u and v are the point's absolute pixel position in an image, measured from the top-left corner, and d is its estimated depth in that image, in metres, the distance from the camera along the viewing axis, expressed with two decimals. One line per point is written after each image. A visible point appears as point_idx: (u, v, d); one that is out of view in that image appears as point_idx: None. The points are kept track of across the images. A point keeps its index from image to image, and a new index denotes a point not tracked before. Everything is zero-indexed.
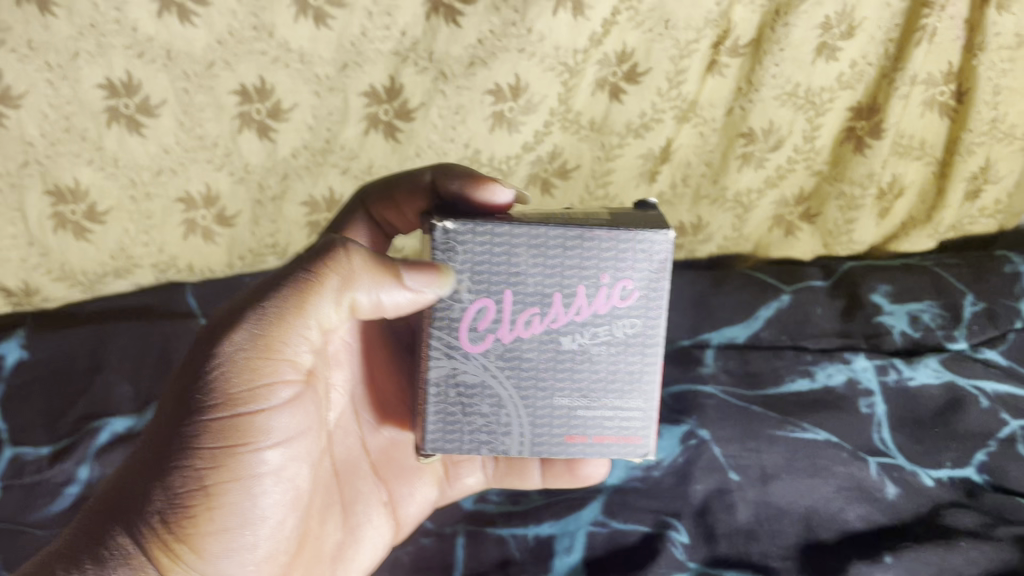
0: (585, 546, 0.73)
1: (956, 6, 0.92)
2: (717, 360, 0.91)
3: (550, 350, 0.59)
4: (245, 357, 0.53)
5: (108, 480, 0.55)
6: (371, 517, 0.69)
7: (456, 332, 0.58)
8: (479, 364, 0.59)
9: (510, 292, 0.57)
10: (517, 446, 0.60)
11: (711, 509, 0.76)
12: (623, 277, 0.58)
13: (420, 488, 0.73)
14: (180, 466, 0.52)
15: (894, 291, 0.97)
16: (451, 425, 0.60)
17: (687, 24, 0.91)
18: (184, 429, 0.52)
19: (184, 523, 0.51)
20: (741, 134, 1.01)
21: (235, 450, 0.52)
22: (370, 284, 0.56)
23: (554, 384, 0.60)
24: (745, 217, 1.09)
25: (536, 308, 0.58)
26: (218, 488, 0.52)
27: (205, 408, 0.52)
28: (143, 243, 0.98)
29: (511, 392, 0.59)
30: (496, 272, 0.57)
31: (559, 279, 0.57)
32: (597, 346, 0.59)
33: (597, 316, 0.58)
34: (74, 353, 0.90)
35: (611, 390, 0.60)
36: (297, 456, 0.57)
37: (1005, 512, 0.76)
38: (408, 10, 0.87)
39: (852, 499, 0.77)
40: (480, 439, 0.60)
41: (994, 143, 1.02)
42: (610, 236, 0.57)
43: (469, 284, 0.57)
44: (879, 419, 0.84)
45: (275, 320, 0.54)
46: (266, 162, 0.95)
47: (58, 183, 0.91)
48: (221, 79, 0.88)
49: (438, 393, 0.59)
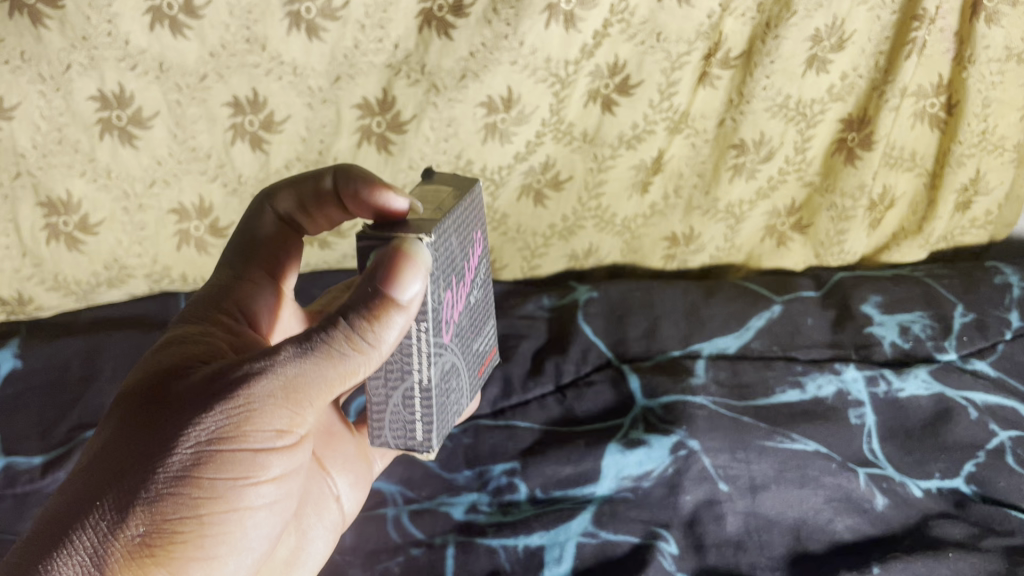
0: (574, 556, 0.74)
1: (946, 20, 0.93)
2: (707, 371, 0.90)
3: (464, 311, 0.58)
4: (270, 391, 0.50)
5: (75, 481, 0.49)
6: (322, 517, 0.69)
7: (441, 335, 0.52)
8: (447, 350, 0.55)
9: (454, 280, 0.53)
10: (463, 400, 0.60)
11: (700, 520, 0.76)
12: (481, 221, 0.59)
13: (362, 476, 0.72)
14: (180, 492, 0.48)
15: (885, 301, 0.98)
16: (440, 418, 0.56)
17: (679, 37, 0.92)
18: (190, 455, 0.48)
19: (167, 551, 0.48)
20: (732, 146, 1.01)
21: (239, 483, 0.50)
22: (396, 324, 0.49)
23: (467, 336, 0.60)
24: (737, 228, 1.10)
25: (462, 286, 0.55)
26: (212, 519, 0.49)
27: (219, 438, 0.49)
28: (136, 253, 0.99)
29: (457, 360, 0.58)
30: (450, 264, 0.52)
31: (466, 247, 0.55)
32: (476, 289, 0.60)
33: (476, 266, 0.59)
34: (69, 362, 0.91)
35: (481, 315, 0.63)
36: (284, 489, 0.54)
37: (993, 522, 0.77)
38: (401, 23, 0.87)
39: (841, 510, 0.78)
40: (449, 413, 0.58)
41: (984, 155, 1.02)
42: (474, 190, 0.56)
43: (442, 285, 0.51)
44: (869, 430, 0.84)
45: (305, 358, 0.50)
46: (259, 173, 0.95)
47: (51, 195, 0.91)
48: (214, 91, 0.88)
49: (431, 395, 0.54)
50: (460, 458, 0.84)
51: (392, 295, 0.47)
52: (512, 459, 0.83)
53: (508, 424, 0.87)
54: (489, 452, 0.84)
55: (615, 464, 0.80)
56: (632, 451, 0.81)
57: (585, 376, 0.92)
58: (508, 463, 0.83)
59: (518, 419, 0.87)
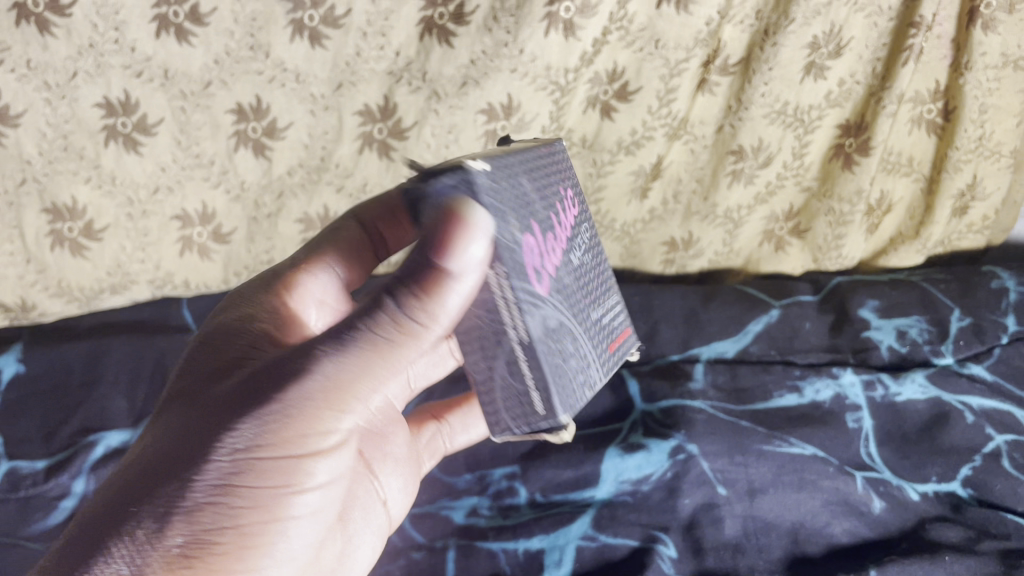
0: (574, 559, 0.74)
1: (942, 26, 0.94)
2: (706, 375, 0.91)
3: (568, 265, 0.54)
4: (316, 385, 0.48)
5: (106, 490, 0.48)
6: (362, 533, 0.64)
7: (529, 278, 0.48)
8: (554, 305, 0.50)
9: (535, 220, 0.50)
10: (595, 372, 0.54)
11: (699, 523, 0.77)
12: (568, 185, 0.58)
13: (388, 479, 0.70)
14: (216, 500, 0.46)
15: (883, 306, 0.99)
16: (563, 382, 0.49)
17: (677, 43, 0.92)
18: (231, 456, 0.47)
19: (202, 561, 0.44)
20: (731, 151, 1.02)
21: (277, 490, 0.47)
22: (445, 309, 0.48)
23: (585, 303, 0.55)
24: (736, 233, 1.11)
25: (552, 231, 0.52)
26: (250, 529, 0.46)
27: (260, 442, 0.47)
28: (139, 259, 0.99)
29: (577, 321, 0.52)
30: (518, 199, 0.49)
31: (549, 193, 0.53)
32: (582, 253, 0.57)
33: (574, 227, 0.57)
34: (72, 366, 0.92)
35: (603, 291, 0.59)
36: (329, 503, 0.51)
37: (989, 526, 0.78)
38: (402, 31, 0.88)
39: (839, 514, 0.78)
40: (579, 379, 0.52)
41: (981, 160, 1.03)
42: (547, 150, 0.57)
43: (516, 222, 0.48)
44: (866, 434, 0.85)
45: (350, 353, 0.49)
46: (261, 180, 0.96)
47: (56, 202, 0.92)
48: (218, 98, 0.89)
49: (546, 347, 0.48)
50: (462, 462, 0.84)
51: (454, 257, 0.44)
52: (513, 462, 0.84)
53: None
54: (490, 456, 0.85)
55: (613, 468, 0.81)
56: (631, 456, 0.82)
57: None
58: (508, 468, 0.84)
59: None
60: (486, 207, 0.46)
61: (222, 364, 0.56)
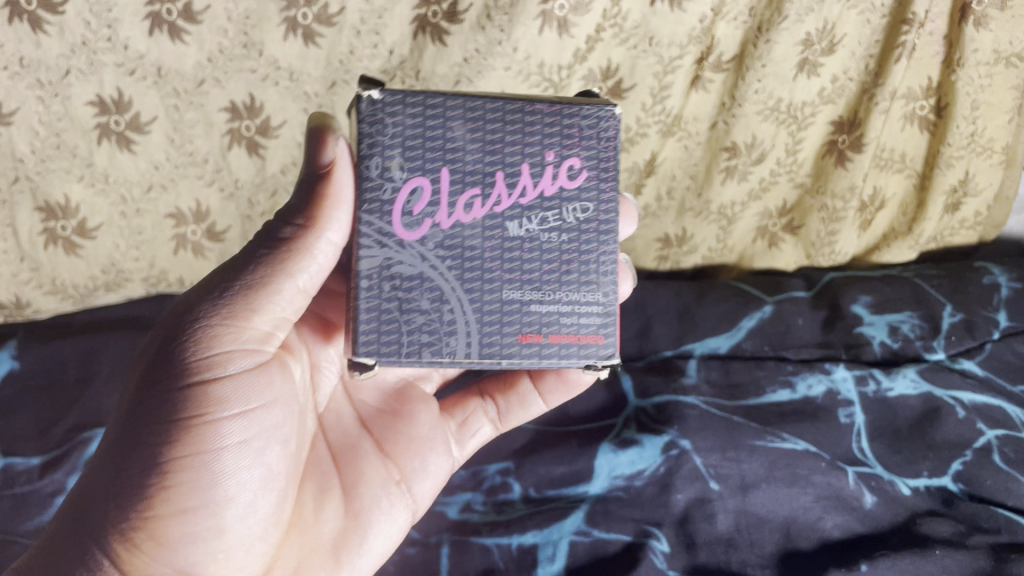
0: (568, 554, 0.75)
1: (934, 23, 0.95)
2: (699, 371, 0.91)
3: (495, 237, 0.58)
4: (210, 324, 0.55)
5: (80, 484, 0.56)
6: (382, 505, 0.69)
7: (389, 218, 0.57)
8: (416, 253, 0.57)
9: (446, 169, 0.58)
10: (463, 347, 0.58)
11: (692, 519, 0.77)
12: (569, 156, 0.60)
13: (434, 460, 0.73)
14: (148, 447, 0.53)
15: (876, 301, 1.00)
16: (387, 326, 0.57)
17: (670, 41, 0.92)
18: (157, 407, 0.54)
19: (149, 501, 0.53)
20: (724, 148, 1.03)
21: (196, 421, 0.54)
22: (327, 223, 0.57)
23: (502, 278, 0.59)
24: (729, 228, 1.11)
25: (475, 189, 0.58)
26: (181, 463, 0.54)
27: (172, 385, 0.54)
28: (133, 257, 0.99)
29: (454, 286, 0.58)
30: (430, 147, 0.58)
31: (502, 157, 0.58)
32: (545, 233, 0.59)
33: (542, 199, 0.59)
34: (66, 363, 0.91)
35: (566, 283, 0.60)
36: (262, 433, 0.58)
37: (979, 520, 0.78)
38: (396, 29, 0.88)
39: (830, 508, 0.79)
40: (422, 340, 0.58)
41: (973, 157, 1.03)
42: (551, 111, 0.59)
43: (401, 160, 0.57)
44: (858, 429, 0.86)
45: (241, 289, 0.56)
46: (255, 178, 0.96)
47: (49, 200, 0.92)
48: (212, 96, 0.89)
49: (370, 286, 0.57)
50: None
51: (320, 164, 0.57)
52: (506, 459, 0.84)
53: None
54: (482, 454, 0.85)
55: (607, 464, 0.81)
56: (624, 451, 0.82)
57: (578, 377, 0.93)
58: (501, 463, 0.84)
59: None
60: (368, 138, 0.57)
61: None
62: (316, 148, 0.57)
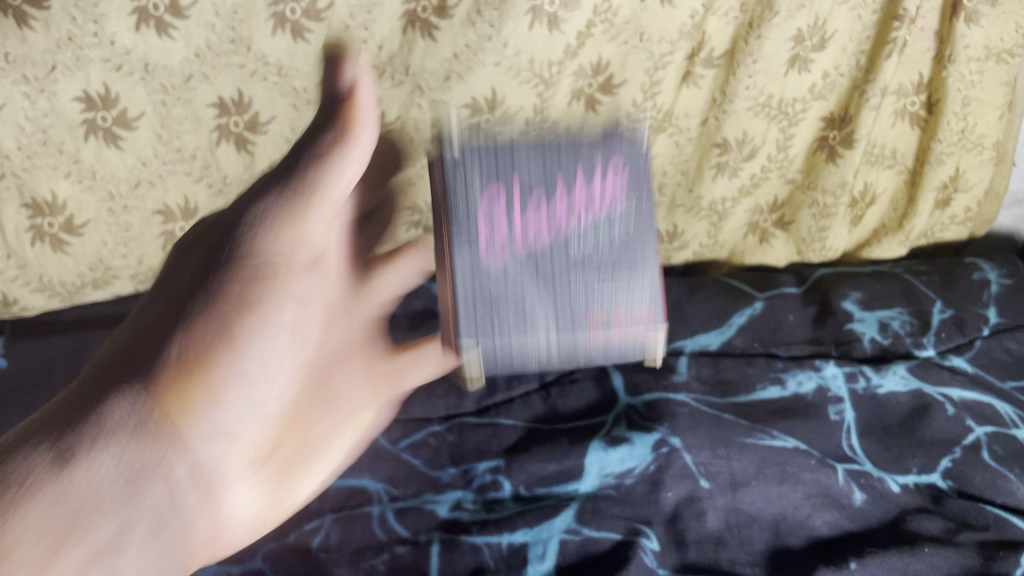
0: (558, 553, 0.74)
1: (926, 19, 0.94)
2: (690, 367, 0.92)
3: (562, 252, 0.68)
4: (263, 222, 0.58)
5: (103, 351, 0.59)
6: (344, 427, 0.73)
7: (478, 249, 0.66)
8: (502, 275, 0.67)
9: (516, 178, 0.67)
10: (544, 337, 0.67)
11: (682, 517, 0.77)
12: (613, 195, 0.68)
13: (430, 367, 0.76)
14: (179, 337, 0.56)
15: (865, 298, 1.00)
16: (485, 321, 0.66)
17: (662, 37, 0.92)
18: (204, 293, 0.58)
19: (175, 378, 0.56)
20: (715, 144, 1.02)
21: (243, 311, 0.59)
22: (359, 140, 0.58)
23: (567, 268, 0.68)
24: (720, 225, 1.11)
25: (541, 215, 0.67)
26: (207, 360, 0.57)
27: (228, 272, 0.58)
28: (122, 254, 0.99)
29: (536, 291, 0.67)
30: (498, 171, 0.67)
31: (549, 168, 0.68)
32: (598, 251, 0.68)
33: (593, 218, 0.68)
34: (54, 363, 0.91)
35: (617, 267, 0.68)
36: (302, 323, 0.64)
37: (967, 517, 0.78)
38: (385, 24, 0.87)
39: (820, 506, 0.79)
40: (511, 330, 0.66)
41: (963, 153, 1.03)
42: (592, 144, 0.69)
43: (478, 181, 0.67)
44: (848, 426, 0.86)
45: (273, 212, 0.58)
46: (244, 174, 0.96)
47: (36, 197, 0.91)
48: (199, 92, 0.89)
49: (467, 295, 0.66)
50: (445, 455, 0.84)
51: (341, 84, 0.58)
52: (496, 457, 0.84)
53: (493, 423, 0.87)
54: (474, 449, 0.85)
55: (597, 462, 0.82)
56: (614, 449, 0.82)
57: (568, 374, 0.93)
58: (492, 462, 0.84)
59: (503, 416, 0.88)
60: (451, 164, 0.67)
61: (211, 224, 0.64)
62: (335, 68, 0.58)
